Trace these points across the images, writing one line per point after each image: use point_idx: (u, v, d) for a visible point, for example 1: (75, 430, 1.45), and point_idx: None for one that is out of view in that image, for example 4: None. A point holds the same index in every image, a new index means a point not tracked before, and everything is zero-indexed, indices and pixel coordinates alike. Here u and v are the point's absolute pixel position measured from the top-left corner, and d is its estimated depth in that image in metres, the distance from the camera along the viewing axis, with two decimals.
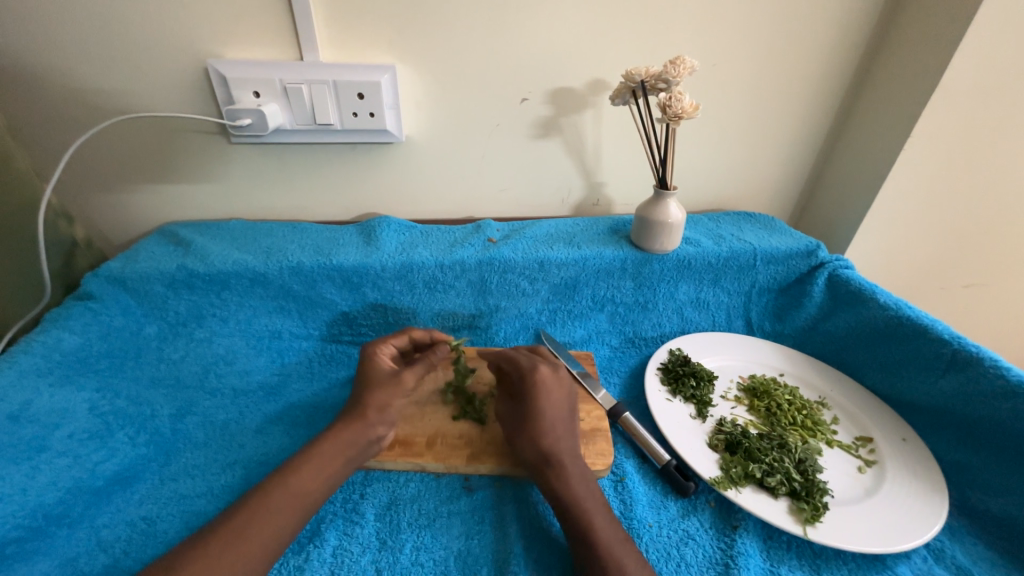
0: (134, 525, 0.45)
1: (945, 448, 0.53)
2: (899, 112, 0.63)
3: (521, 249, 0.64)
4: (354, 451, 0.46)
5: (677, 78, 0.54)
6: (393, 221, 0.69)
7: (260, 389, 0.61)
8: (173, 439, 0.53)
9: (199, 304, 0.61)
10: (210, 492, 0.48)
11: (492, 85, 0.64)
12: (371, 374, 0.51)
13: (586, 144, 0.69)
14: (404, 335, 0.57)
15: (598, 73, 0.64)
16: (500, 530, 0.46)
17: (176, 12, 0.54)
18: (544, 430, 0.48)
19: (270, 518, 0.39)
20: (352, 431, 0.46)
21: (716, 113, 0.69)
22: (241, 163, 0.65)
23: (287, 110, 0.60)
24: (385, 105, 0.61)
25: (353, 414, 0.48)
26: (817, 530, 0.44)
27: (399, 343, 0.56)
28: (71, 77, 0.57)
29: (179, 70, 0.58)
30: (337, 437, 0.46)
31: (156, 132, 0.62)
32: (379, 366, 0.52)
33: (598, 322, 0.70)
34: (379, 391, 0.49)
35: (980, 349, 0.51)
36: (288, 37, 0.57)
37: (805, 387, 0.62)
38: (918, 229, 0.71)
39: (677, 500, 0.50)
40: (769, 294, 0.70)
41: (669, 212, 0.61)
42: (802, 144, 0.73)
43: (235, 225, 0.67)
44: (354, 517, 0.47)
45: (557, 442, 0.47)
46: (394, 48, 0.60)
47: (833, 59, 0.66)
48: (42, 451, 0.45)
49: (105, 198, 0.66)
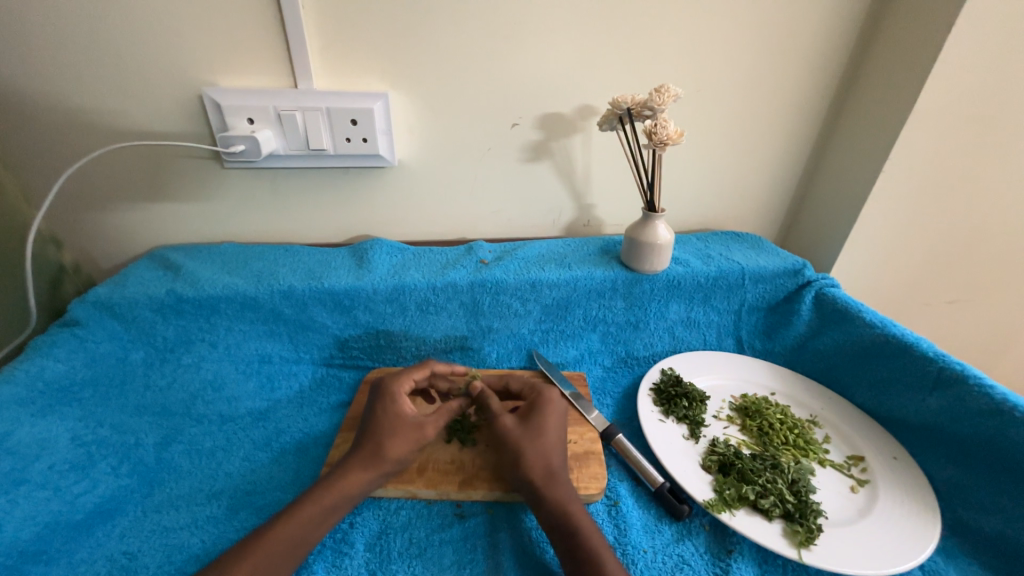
0: (115, 560, 0.43)
1: (936, 466, 0.53)
2: (875, 137, 0.65)
3: (513, 270, 0.65)
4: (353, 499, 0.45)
5: (663, 106, 0.56)
6: (385, 243, 0.69)
7: (249, 416, 0.60)
8: (157, 470, 0.52)
9: (187, 329, 0.60)
10: (195, 523, 0.47)
11: (484, 111, 0.65)
12: (392, 416, 0.50)
13: (576, 167, 0.71)
14: (424, 370, 0.56)
15: (586, 100, 0.66)
16: (493, 559, 0.46)
17: (174, 43, 0.56)
18: (552, 450, 0.49)
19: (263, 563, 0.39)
20: (351, 480, 0.46)
21: (701, 137, 0.72)
22: (234, 188, 0.66)
23: (281, 136, 0.61)
24: (378, 130, 0.62)
25: (366, 459, 0.47)
26: (812, 553, 0.44)
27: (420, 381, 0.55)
28: (67, 106, 0.58)
29: (175, 97, 0.59)
30: (332, 490, 0.45)
31: (149, 159, 0.62)
32: (401, 409, 0.51)
33: (591, 342, 0.70)
34: (399, 440, 0.49)
35: (965, 367, 0.51)
36: (283, 66, 0.58)
37: (796, 406, 0.62)
38: (899, 248, 0.73)
39: (671, 524, 0.50)
40: (758, 313, 0.71)
41: (657, 233, 0.62)
42: (785, 167, 0.76)
43: (226, 248, 0.68)
44: (343, 548, 0.46)
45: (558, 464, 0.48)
46: (389, 76, 0.61)
47: (812, 86, 0.69)
48: (21, 484, 0.44)
49: (95, 224, 0.66)
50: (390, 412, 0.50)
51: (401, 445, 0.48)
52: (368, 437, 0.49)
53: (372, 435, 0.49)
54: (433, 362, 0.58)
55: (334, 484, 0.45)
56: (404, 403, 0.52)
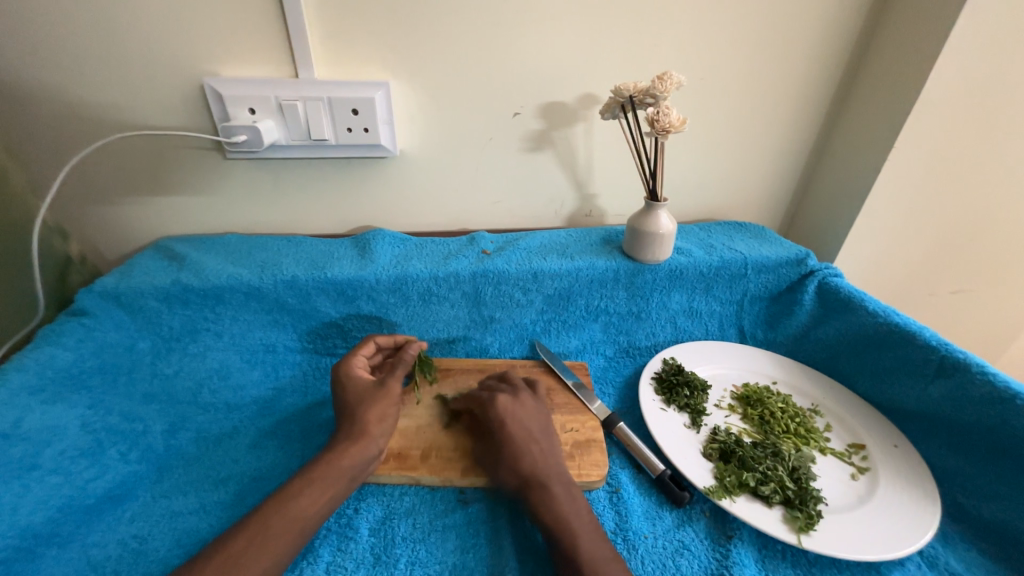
0: (125, 544, 0.44)
1: (937, 454, 0.53)
2: (880, 124, 0.65)
3: (515, 260, 0.65)
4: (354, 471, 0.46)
5: (665, 93, 0.56)
6: (388, 234, 0.69)
7: (254, 403, 0.61)
8: (166, 456, 0.53)
9: (193, 318, 0.61)
10: (203, 509, 0.48)
11: (485, 100, 0.65)
12: (353, 389, 0.51)
13: (578, 156, 0.71)
14: (371, 344, 0.58)
15: (588, 88, 0.66)
16: (495, 544, 0.46)
17: (173, 33, 0.56)
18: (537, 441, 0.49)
19: (272, 552, 0.39)
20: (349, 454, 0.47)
21: (705, 126, 0.71)
22: (237, 179, 0.66)
23: (282, 126, 0.61)
24: (379, 120, 0.62)
25: (349, 433, 0.48)
26: (811, 538, 0.44)
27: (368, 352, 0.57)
28: (68, 96, 0.58)
29: (174, 88, 0.59)
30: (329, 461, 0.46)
31: (152, 150, 0.63)
32: (358, 379, 0.52)
33: (592, 332, 0.70)
34: (372, 404, 0.50)
35: (967, 355, 0.51)
36: (284, 55, 0.58)
37: (797, 395, 0.62)
38: (904, 237, 0.73)
39: (672, 510, 0.50)
40: (761, 302, 0.71)
41: (659, 222, 0.62)
42: (789, 156, 0.75)
43: (230, 239, 0.68)
44: (348, 532, 0.47)
45: (535, 462, 0.48)
46: (388, 65, 0.61)
47: (817, 73, 0.68)
48: (33, 469, 0.45)
49: (100, 215, 0.66)
50: (352, 384, 0.52)
51: (378, 412, 0.50)
52: (344, 412, 0.50)
53: (347, 417, 0.50)
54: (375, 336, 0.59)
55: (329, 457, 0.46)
56: (360, 374, 0.53)
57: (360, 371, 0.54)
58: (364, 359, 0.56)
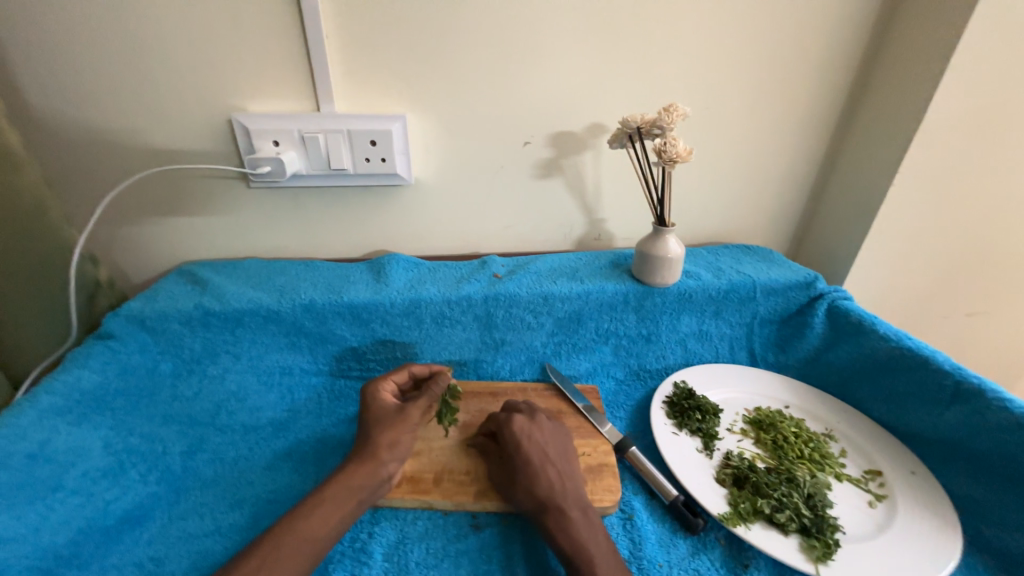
0: (142, 566, 0.45)
1: (955, 481, 0.52)
2: (884, 151, 0.66)
3: (527, 284, 0.66)
4: (364, 492, 0.47)
5: (671, 125, 0.58)
6: (402, 258, 0.71)
7: (269, 425, 0.62)
8: (182, 477, 0.54)
9: (213, 341, 0.63)
10: (219, 532, 0.48)
11: (498, 130, 0.68)
12: (375, 412, 0.52)
13: (587, 183, 0.73)
14: (405, 372, 0.58)
15: (597, 118, 0.68)
16: (508, 570, 0.46)
17: (208, 72, 0.59)
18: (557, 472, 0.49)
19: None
20: (366, 472, 0.47)
21: (710, 152, 0.73)
22: (259, 206, 0.69)
23: (304, 157, 0.64)
24: (396, 151, 0.65)
25: (360, 456, 0.49)
26: (829, 568, 0.44)
27: (399, 379, 0.57)
28: (106, 132, 0.61)
29: (205, 121, 0.62)
30: (340, 481, 0.47)
31: (180, 181, 0.66)
32: (381, 402, 0.53)
33: (603, 354, 0.71)
34: (387, 429, 0.51)
35: (982, 380, 0.51)
36: (308, 91, 0.61)
37: (811, 419, 0.62)
38: (912, 259, 0.73)
39: (687, 538, 0.50)
40: (771, 325, 0.71)
41: (667, 247, 0.63)
42: (794, 181, 0.77)
43: (250, 263, 0.70)
44: (362, 557, 0.47)
45: (564, 483, 0.48)
46: (407, 99, 0.64)
47: (819, 102, 0.70)
48: (57, 490, 0.46)
49: (129, 243, 0.69)
50: (373, 406, 0.53)
51: (391, 436, 0.50)
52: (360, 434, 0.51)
53: (362, 439, 0.51)
54: (410, 365, 0.59)
55: (338, 477, 0.47)
56: (384, 398, 0.54)
57: (386, 396, 0.54)
58: (393, 385, 0.56)
